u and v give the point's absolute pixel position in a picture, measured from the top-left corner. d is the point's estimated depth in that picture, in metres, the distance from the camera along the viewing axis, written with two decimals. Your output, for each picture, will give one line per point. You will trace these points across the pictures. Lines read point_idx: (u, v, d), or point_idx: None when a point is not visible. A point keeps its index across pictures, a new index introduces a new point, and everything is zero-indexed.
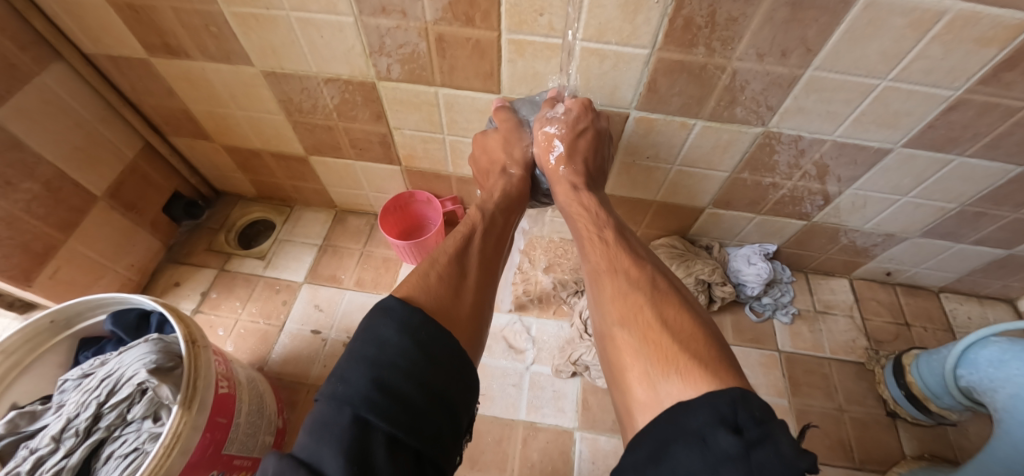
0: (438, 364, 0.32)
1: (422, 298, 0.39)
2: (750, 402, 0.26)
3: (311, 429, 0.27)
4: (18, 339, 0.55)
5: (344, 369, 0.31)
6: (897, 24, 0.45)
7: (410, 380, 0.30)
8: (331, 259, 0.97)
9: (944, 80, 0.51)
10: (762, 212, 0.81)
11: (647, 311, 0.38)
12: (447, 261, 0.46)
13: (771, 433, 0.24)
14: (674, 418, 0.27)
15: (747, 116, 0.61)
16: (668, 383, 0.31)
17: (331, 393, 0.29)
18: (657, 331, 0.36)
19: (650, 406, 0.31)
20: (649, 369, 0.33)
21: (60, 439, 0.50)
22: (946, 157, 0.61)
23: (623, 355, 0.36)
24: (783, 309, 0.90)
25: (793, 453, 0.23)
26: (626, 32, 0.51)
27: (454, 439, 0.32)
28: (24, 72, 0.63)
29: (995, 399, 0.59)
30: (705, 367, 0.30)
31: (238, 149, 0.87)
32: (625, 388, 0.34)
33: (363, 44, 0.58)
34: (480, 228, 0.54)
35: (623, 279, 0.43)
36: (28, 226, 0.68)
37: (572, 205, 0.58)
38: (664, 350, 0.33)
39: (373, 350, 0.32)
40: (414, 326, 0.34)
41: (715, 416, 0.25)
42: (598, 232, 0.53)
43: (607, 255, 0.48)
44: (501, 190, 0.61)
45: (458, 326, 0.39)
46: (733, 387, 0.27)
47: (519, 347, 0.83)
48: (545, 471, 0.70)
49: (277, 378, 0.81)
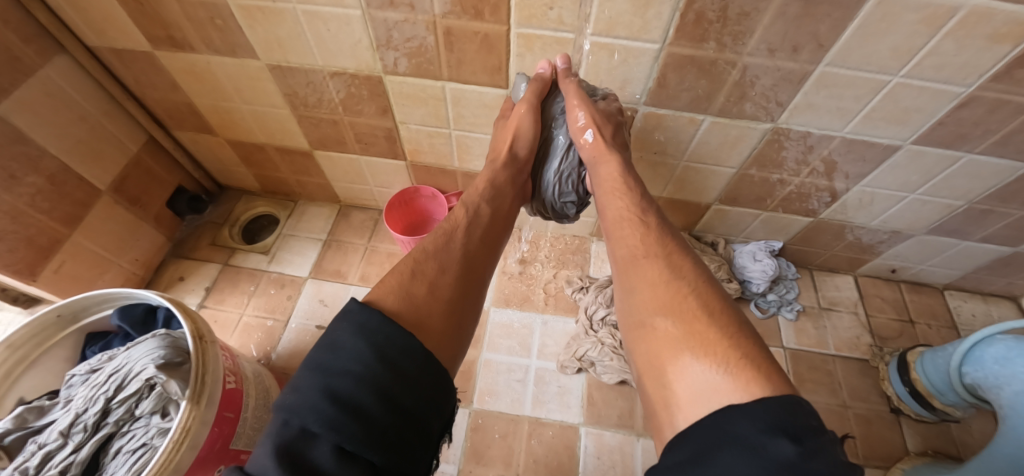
0: (399, 369, 0.31)
1: (389, 301, 0.39)
2: (802, 410, 0.26)
3: (265, 439, 0.28)
4: (23, 334, 0.55)
5: (299, 378, 0.31)
6: (910, 20, 0.45)
7: (363, 385, 0.29)
8: (335, 254, 0.96)
9: (957, 77, 0.50)
10: (769, 209, 0.81)
11: (691, 301, 0.38)
12: (423, 259, 0.46)
13: (823, 444, 0.25)
14: (723, 420, 0.27)
15: (756, 112, 0.60)
16: (713, 377, 0.31)
17: (283, 404, 0.30)
18: (703, 322, 0.35)
19: (695, 403, 0.31)
20: (695, 364, 0.33)
21: (68, 434, 0.50)
22: (955, 154, 0.61)
23: (664, 347, 0.36)
24: (788, 306, 0.90)
25: (843, 460, 0.24)
26: (636, 27, 0.51)
27: (422, 445, 0.31)
28: (26, 65, 0.62)
29: (1000, 396, 0.59)
30: (756, 369, 0.30)
31: (241, 143, 0.86)
32: (666, 381, 0.34)
33: (369, 38, 0.58)
34: (464, 223, 0.52)
35: (665, 267, 0.43)
36: (34, 220, 0.68)
37: (609, 181, 0.55)
38: (710, 344, 0.33)
39: (328, 357, 0.32)
40: (371, 329, 0.33)
41: (770, 423, 0.25)
42: (641, 213, 0.50)
43: (646, 240, 0.47)
44: (487, 180, 0.58)
45: (427, 328, 0.38)
46: (785, 395, 0.28)
47: (525, 343, 0.83)
48: (550, 465, 0.70)
49: (282, 372, 0.81)
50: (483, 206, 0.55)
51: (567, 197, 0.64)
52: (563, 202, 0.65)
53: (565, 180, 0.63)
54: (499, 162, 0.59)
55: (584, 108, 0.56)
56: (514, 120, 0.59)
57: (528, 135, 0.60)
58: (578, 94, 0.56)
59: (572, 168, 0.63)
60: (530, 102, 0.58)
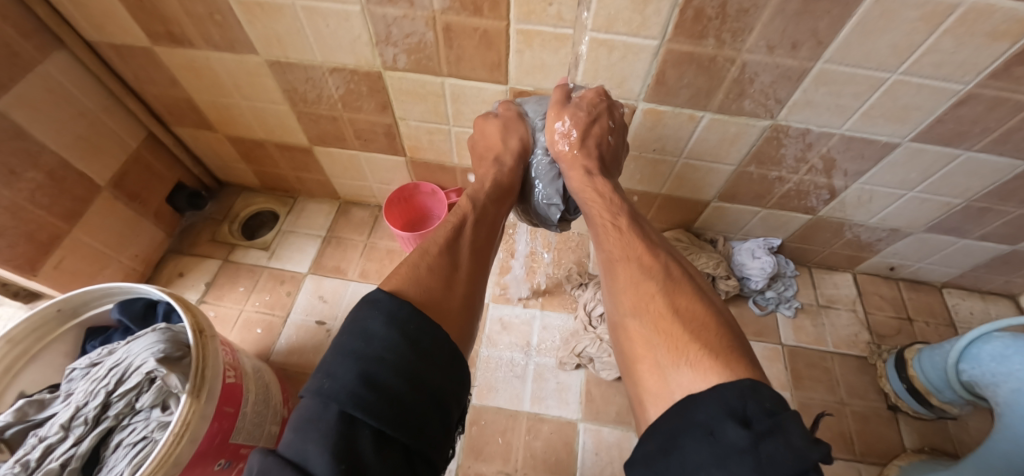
0: (428, 358, 0.32)
1: (411, 291, 0.39)
2: (760, 394, 0.26)
3: (299, 424, 0.28)
4: (24, 328, 0.55)
5: (330, 364, 0.31)
6: (910, 17, 0.45)
7: (399, 374, 0.30)
8: (335, 251, 0.97)
9: (956, 74, 0.50)
10: (768, 206, 0.81)
11: (659, 299, 0.38)
12: (438, 252, 0.46)
13: (783, 423, 0.24)
14: (682, 412, 0.28)
15: (755, 109, 0.60)
16: (679, 373, 0.31)
17: (316, 389, 0.29)
18: (669, 320, 0.36)
19: (661, 397, 0.31)
20: (661, 360, 0.33)
21: (69, 427, 0.51)
22: (954, 152, 0.61)
23: (635, 345, 0.36)
24: (786, 303, 0.90)
25: (807, 439, 0.23)
26: (635, 23, 0.51)
27: (445, 432, 0.32)
28: (25, 60, 0.62)
29: (996, 394, 0.60)
30: (716, 358, 0.30)
31: (241, 140, 0.86)
32: (635, 379, 0.34)
33: (369, 34, 0.58)
34: (471, 217, 0.52)
35: (636, 267, 0.43)
36: (34, 216, 0.68)
37: (586, 189, 0.55)
38: (676, 340, 0.33)
39: (359, 344, 0.32)
40: (404, 318, 0.34)
41: (723, 409, 0.26)
42: (613, 218, 0.51)
43: (622, 242, 0.47)
44: (492, 178, 0.57)
45: (448, 318, 0.39)
46: (744, 379, 0.28)
47: (524, 339, 0.83)
48: (549, 461, 0.71)
49: (282, 368, 0.81)
50: (487, 205, 0.55)
51: (552, 200, 0.62)
52: (548, 204, 0.63)
53: (550, 184, 0.62)
54: (504, 166, 0.59)
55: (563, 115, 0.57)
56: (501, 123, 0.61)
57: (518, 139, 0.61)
58: (557, 101, 0.57)
59: (551, 171, 0.62)
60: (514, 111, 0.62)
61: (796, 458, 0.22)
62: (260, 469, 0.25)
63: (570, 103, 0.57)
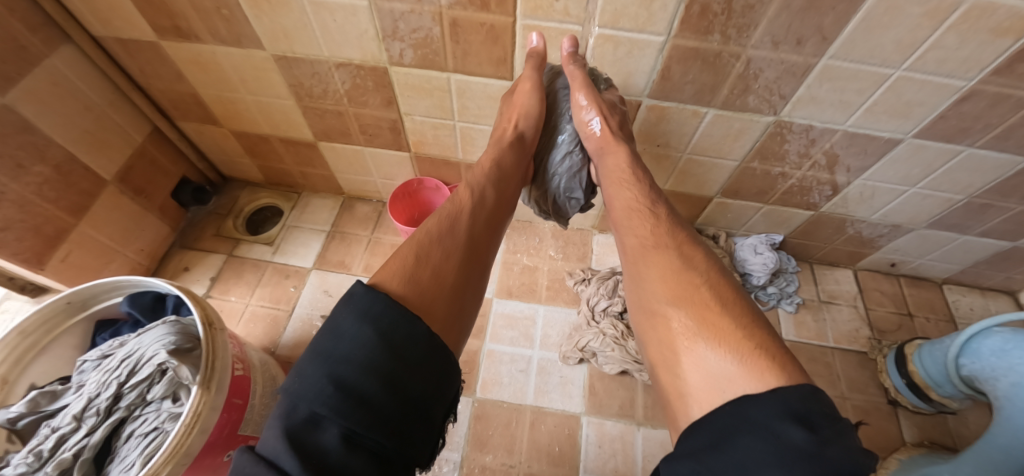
0: (404, 357, 0.32)
1: (395, 284, 0.39)
2: (819, 399, 0.27)
3: (272, 424, 0.29)
4: (34, 320, 0.56)
5: (304, 363, 0.32)
6: (915, 13, 0.45)
7: (368, 374, 0.30)
8: (339, 246, 0.97)
9: (959, 70, 0.51)
10: (770, 202, 0.82)
11: (704, 291, 0.38)
12: (428, 243, 0.45)
13: (839, 430, 0.26)
14: (738, 408, 0.28)
15: (759, 105, 0.61)
16: (730, 367, 0.31)
17: (288, 389, 0.31)
18: (716, 312, 0.36)
19: (710, 392, 0.31)
20: (709, 353, 0.33)
21: (81, 418, 0.51)
22: (957, 148, 0.61)
23: (676, 336, 0.36)
24: (788, 299, 0.91)
25: (859, 448, 0.25)
26: (641, 19, 0.51)
27: (427, 428, 0.32)
28: (33, 54, 0.62)
29: (996, 388, 0.61)
30: (771, 357, 0.31)
31: (247, 134, 0.87)
32: (678, 371, 0.35)
33: (376, 29, 0.58)
34: (467, 209, 0.51)
35: (675, 256, 0.43)
36: (41, 209, 0.69)
37: (617, 171, 0.54)
38: (723, 334, 0.34)
39: (332, 344, 0.32)
40: (375, 314, 0.33)
41: (786, 411, 0.26)
42: (651, 204, 0.50)
43: (656, 230, 0.46)
44: (492, 160, 0.57)
45: (431, 312, 0.39)
46: (803, 384, 0.29)
47: (528, 334, 0.84)
48: (552, 453, 0.71)
49: (287, 361, 0.82)
50: (488, 189, 0.55)
51: (573, 194, 0.65)
52: (568, 197, 0.65)
53: (575, 177, 0.64)
54: (505, 141, 0.59)
55: (588, 90, 0.56)
56: (519, 97, 0.59)
57: (531, 114, 0.59)
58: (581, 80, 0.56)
59: (579, 164, 0.64)
60: (532, 80, 0.58)
61: (853, 461, 0.24)
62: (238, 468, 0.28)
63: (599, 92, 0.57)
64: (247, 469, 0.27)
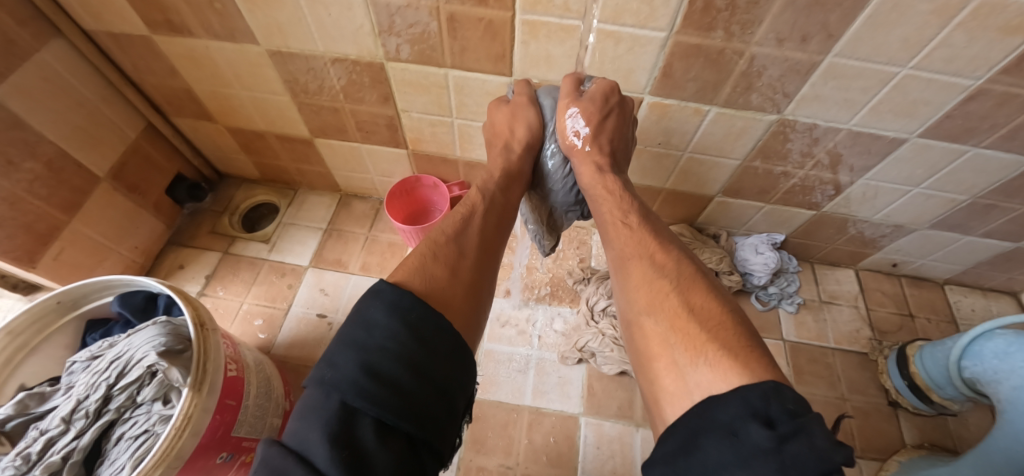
0: (433, 350, 0.32)
1: (415, 282, 0.38)
2: (783, 395, 0.25)
3: (301, 414, 0.27)
4: (23, 320, 0.55)
5: (332, 353, 0.31)
6: (923, 10, 0.44)
7: (401, 364, 0.29)
8: (336, 244, 0.96)
9: (966, 69, 0.50)
10: (771, 202, 0.81)
11: (674, 298, 0.37)
12: (443, 242, 0.44)
13: (807, 426, 0.23)
14: (704, 410, 0.27)
15: (763, 103, 0.60)
16: (698, 372, 0.30)
17: (320, 378, 0.29)
18: (685, 318, 0.35)
19: (680, 396, 0.30)
20: (679, 359, 0.32)
21: (69, 420, 0.50)
22: (962, 147, 0.60)
23: (651, 343, 0.35)
24: (789, 299, 0.90)
25: (829, 444, 0.23)
26: (643, 14, 0.50)
27: (451, 424, 0.31)
28: (23, 49, 0.61)
29: (998, 391, 0.60)
30: (736, 357, 0.29)
31: (242, 131, 0.85)
32: (653, 378, 0.34)
33: (372, 24, 0.57)
34: (481, 207, 0.50)
35: (649, 265, 0.41)
36: (32, 207, 0.68)
37: (596, 187, 0.52)
38: (694, 339, 0.33)
39: (363, 334, 0.31)
40: (405, 306, 0.33)
41: (746, 410, 0.25)
42: (623, 216, 0.49)
43: (632, 240, 0.45)
44: (502, 167, 0.54)
45: (452, 308, 0.38)
46: (766, 380, 0.26)
47: (527, 334, 0.83)
48: (550, 454, 0.71)
49: (283, 361, 0.81)
50: (498, 193, 0.53)
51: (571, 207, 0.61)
52: (567, 211, 0.62)
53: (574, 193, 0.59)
54: (514, 151, 0.56)
55: (573, 100, 0.54)
56: (514, 109, 0.57)
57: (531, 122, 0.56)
58: (568, 94, 0.54)
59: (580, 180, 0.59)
60: (527, 94, 0.58)
61: (819, 459, 0.22)
62: (265, 460, 0.25)
63: (581, 96, 0.54)
64: (276, 462, 0.25)
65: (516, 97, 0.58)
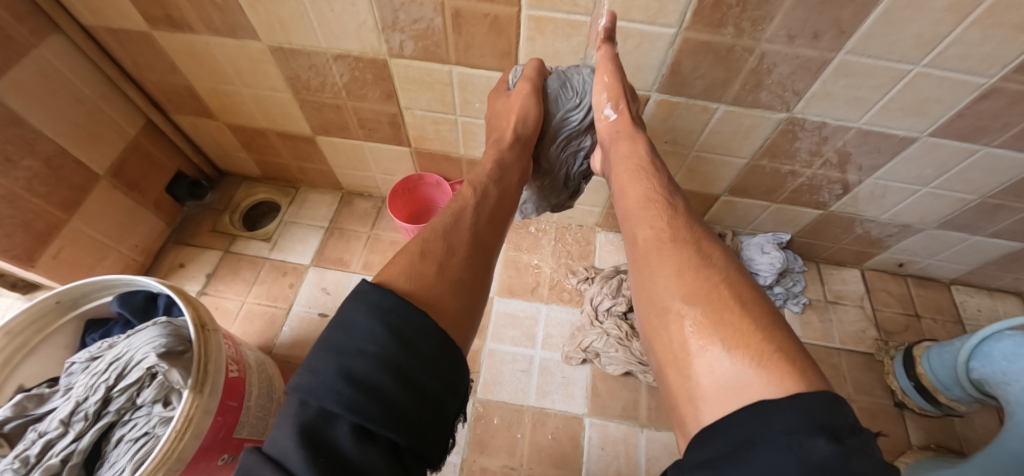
0: (419, 351, 0.30)
1: (401, 281, 0.37)
2: (843, 409, 0.25)
3: (280, 421, 0.27)
4: (22, 319, 0.54)
5: (313, 358, 0.30)
6: (937, 7, 0.43)
7: (382, 367, 0.28)
8: (338, 242, 0.95)
9: (979, 67, 0.49)
10: (778, 201, 0.80)
11: (722, 290, 0.35)
12: (434, 239, 0.43)
13: (864, 443, 0.23)
14: (756, 415, 0.25)
15: (772, 101, 0.59)
16: (747, 371, 0.29)
17: (298, 385, 0.28)
18: (734, 312, 0.33)
19: (722, 397, 0.29)
20: (727, 355, 0.30)
21: (69, 422, 0.50)
22: (972, 147, 0.60)
23: (691, 337, 0.33)
24: (794, 299, 0.90)
25: (885, 463, 0.22)
26: (652, 11, 0.49)
27: (440, 426, 0.30)
28: (21, 44, 0.60)
29: (1007, 392, 0.60)
30: (792, 363, 0.28)
31: (243, 128, 0.84)
32: (690, 374, 0.32)
33: (375, 19, 0.56)
34: (472, 205, 0.49)
35: (694, 252, 0.39)
36: (30, 205, 0.67)
37: (627, 160, 0.50)
38: (744, 336, 0.31)
39: (343, 338, 0.30)
40: (385, 307, 0.32)
41: (808, 421, 0.23)
42: (665, 196, 0.47)
43: (671, 224, 0.43)
44: (493, 160, 0.53)
45: (439, 307, 0.36)
46: (825, 391, 0.26)
47: (530, 334, 0.83)
48: (554, 455, 0.71)
49: (285, 361, 0.81)
50: (491, 186, 0.51)
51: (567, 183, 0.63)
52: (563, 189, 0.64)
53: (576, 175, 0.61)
54: (504, 143, 0.54)
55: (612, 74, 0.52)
56: (515, 98, 0.54)
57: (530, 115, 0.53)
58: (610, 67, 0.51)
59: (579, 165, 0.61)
60: (532, 82, 0.53)
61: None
62: (244, 468, 0.25)
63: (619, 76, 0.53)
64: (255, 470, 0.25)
65: (518, 84, 0.54)
